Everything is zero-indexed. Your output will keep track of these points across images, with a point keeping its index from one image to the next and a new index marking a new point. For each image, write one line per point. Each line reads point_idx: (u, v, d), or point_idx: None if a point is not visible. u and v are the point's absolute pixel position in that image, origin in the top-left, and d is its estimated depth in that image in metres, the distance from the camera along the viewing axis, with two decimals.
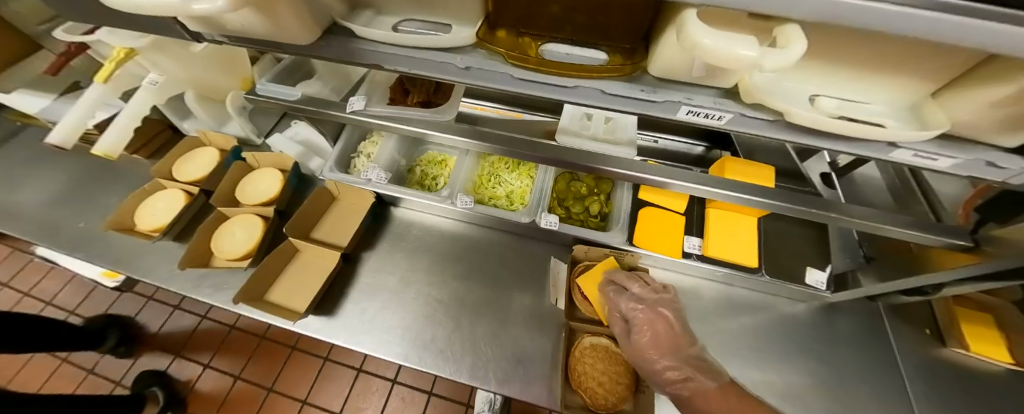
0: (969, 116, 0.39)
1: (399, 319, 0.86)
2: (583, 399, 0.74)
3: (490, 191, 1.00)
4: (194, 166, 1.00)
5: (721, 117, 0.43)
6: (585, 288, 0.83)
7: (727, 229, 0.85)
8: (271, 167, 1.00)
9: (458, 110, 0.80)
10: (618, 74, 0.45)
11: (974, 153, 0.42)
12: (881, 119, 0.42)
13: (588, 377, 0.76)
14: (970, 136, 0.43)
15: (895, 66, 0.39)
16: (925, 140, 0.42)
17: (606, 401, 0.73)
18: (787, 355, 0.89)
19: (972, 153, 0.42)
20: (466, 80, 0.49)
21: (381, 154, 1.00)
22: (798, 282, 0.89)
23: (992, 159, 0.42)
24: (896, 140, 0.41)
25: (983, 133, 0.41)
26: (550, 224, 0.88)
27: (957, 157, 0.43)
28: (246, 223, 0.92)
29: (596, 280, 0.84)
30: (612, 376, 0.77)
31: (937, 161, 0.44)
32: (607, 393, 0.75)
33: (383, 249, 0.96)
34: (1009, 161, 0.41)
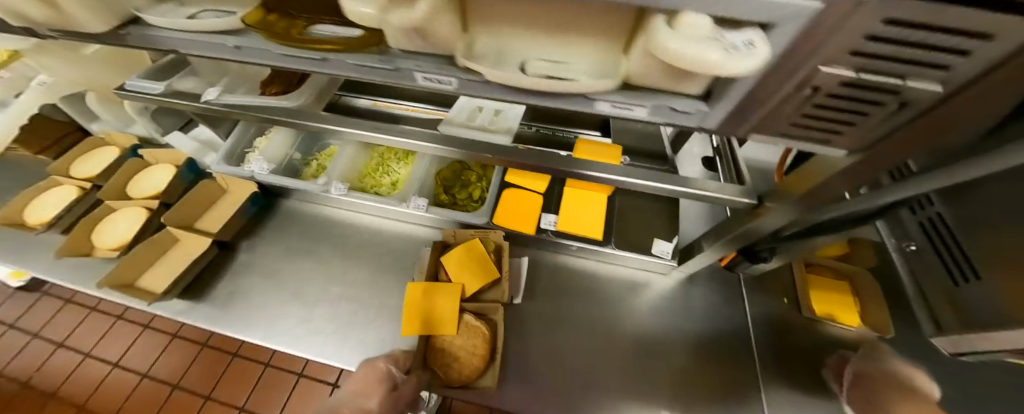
0: (640, 66, 0.42)
1: (260, 302, 0.88)
2: (439, 374, 0.79)
3: (376, 179, 1.04)
4: (94, 163, 1.05)
5: (451, 82, 0.49)
6: (448, 266, 0.88)
7: (579, 207, 0.90)
8: (167, 163, 1.05)
9: (304, 97, 0.84)
10: (363, 47, 0.50)
11: (657, 99, 0.44)
12: (576, 75, 0.45)
13: (446, 354, 0.80)
14: (666, 86, 0.44)
15: (572, 25, 0.43)
16: (616, 92, 0.45)
17: (460, 374, 0.79)
18: (642, 323, 0.91)
19: (654, 99, 0.44)
20: (243, 59, 0.55)
21: (271, 147, 1.05)
22: (640, 251, 0.86)
23: (676, 105, 0.44)
24: (583, 91, 0.45)
25: (668, 81, 0.44)
26: (418, 207, 0.92)
27: (645, 104, 0.45)
28: (134, 215, 0.96)
29: (458, 259, 0.89)
30: (470, 351, 0.81)
31: (635, 111, 0.46)
32: (463, 366, 0.80)
33: (260, 236, 0.98)
34: (688, 105, 0.44)
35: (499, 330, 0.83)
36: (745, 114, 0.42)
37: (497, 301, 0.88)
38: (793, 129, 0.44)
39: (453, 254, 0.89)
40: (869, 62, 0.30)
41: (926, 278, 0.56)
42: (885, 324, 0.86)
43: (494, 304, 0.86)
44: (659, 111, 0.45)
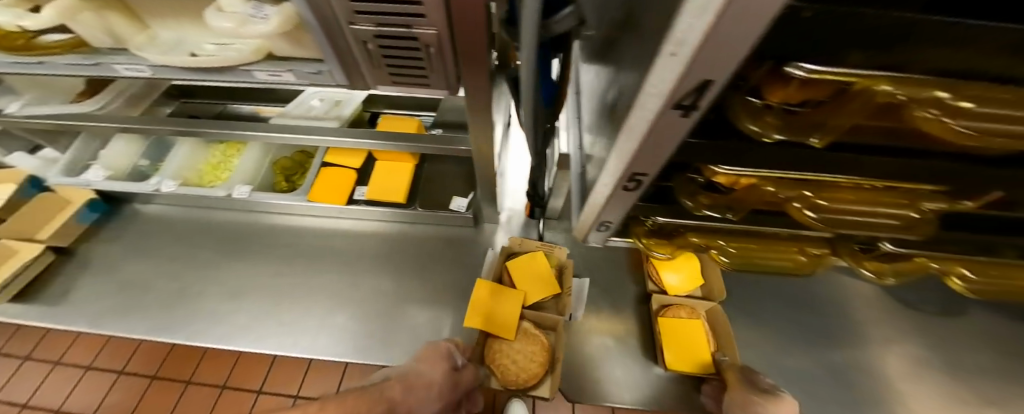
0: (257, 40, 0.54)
1: (99, 294, 0.98)
2: (494, 373, 0.85)
3: (217, 174, 1.10)
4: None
5: (143, 70, 0.59)
6: (514, 271, 0.92)
7: (386, 176, 1.00)
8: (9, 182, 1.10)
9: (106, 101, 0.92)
10: (68, 48, 0.60)
11: (287, 65, 0.56)
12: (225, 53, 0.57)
13: (503, 355, 0.86)
14: (292, 54, 0.56)
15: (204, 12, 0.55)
16: (260, 63, 0.56)
17: (515, 376, 0.83)
18: (450, 267, 1.02)
19: (284, 66, 0.56)
20: None
21: (110, 156, 1.11)
22: (438, 208, 0.99)
23: (305, 68, 0.55)
24: (229, 65, 0.56)
25: (291, 50, 0.55)
26: (241, 193, 1.01)
27: (279, 70, 0.56)
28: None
29: (526, 265, 0.93)
30: (527, 358, 0.85)
31: (280, 77, 0.57)
32: (520, 370, 0.84)
33: (102, 238, 1.06)
34: (308, 67, 0.55)
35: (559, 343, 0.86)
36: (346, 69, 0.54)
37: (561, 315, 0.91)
38: (398, 77, 0.55)
39: (525, 260, 0.93)
40: (371, 18, 0.45)
41: (583, 189, 0.65)
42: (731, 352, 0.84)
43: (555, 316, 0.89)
44: (297, 75, 0.56)
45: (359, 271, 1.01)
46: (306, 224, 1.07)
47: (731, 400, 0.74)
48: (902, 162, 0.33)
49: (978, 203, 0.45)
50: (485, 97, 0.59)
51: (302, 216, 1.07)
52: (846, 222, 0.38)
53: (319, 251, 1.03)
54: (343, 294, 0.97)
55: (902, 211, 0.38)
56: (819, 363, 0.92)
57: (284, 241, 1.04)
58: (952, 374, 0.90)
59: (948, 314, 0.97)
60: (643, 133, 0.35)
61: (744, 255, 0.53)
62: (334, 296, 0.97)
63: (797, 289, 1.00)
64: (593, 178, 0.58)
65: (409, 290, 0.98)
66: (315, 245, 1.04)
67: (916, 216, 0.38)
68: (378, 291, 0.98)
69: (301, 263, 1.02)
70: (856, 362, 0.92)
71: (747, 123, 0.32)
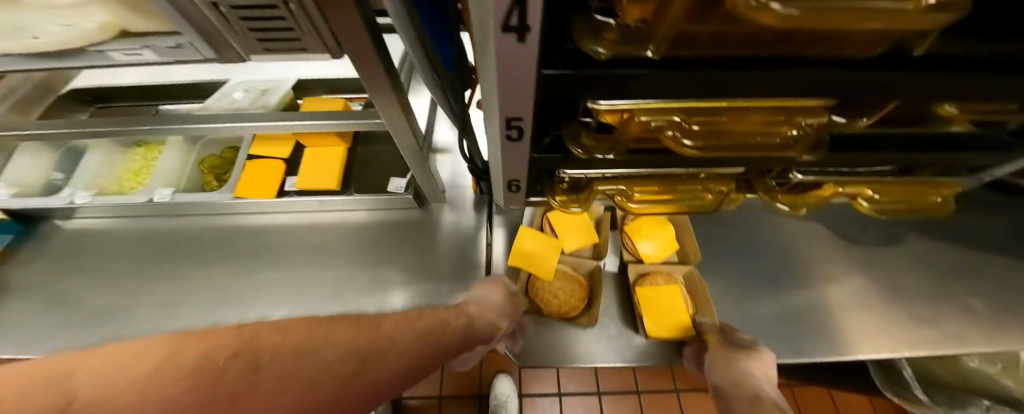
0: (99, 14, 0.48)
1: (22, 318, 0.92)
2: (538, 307, 0.92)
3: (140, 180, 1.03)
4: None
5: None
6: (557, 221, 0.95)
7: (318, 163, 0.94)
8: None
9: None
10: None
11: (143, 41, 0.50)
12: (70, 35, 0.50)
13: (546, 292, 0.92)
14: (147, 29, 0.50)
15: None
16: (112, 41, 0.50)
17: (557, 308, 0.91)
18: (398, 250, 0.99)
19: (140, 42, 0.50)
20: None
21: (16, 172, 1.03)
22: (376, 191, 0.95)
23: (164, 42, 0.50)
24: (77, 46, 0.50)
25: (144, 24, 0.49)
26: (163, 197, 0.95)
27: (137, 49, 0.51)
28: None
29: (568, 217, 0.96)
30: (567, 292, 0.92)
31: (142, 55, 0.52)
32: (561, 302, 0.92)
33: (19, 260, 0.99)
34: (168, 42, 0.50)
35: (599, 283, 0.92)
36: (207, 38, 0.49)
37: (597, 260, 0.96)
38: (269, 43, 0.51)
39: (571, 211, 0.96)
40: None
41: None
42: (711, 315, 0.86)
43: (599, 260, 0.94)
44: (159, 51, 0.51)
45: (303, 265, 0.97)
46: (241, 223, 1.02)
47: (711, 357, 0.77)
48: (756, 75, 0.31)
49: (871, 120, 0.44)
50: (374, 63, 0.55)
51: (236, 214, 1.02)
52: (727, 144, 0.38)
53: (258, 249, 0.99)
54: (287, 290, 0.94)
55: (780, 128, 0.39)
56: (766, 304, 0.94)
57: (220, 243, 1.00)
58: (890, 300, 0.94)
59: (886, 243, 1.01)
60: (495, 71, 0.31)
61: (652, 199, 0.52)
62: (278, 294, 0.93)
63: (744, 235, 1.01)
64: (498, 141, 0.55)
65: (356, 278, 0.95)
66: (254, 243, 0.99)
67: (793, 132, 0.38)
68: (324, 283, 0.95)
69: (240, 263, 0.98)
70: (801, 297, 0.94)
71: (590, 44, 0.29)
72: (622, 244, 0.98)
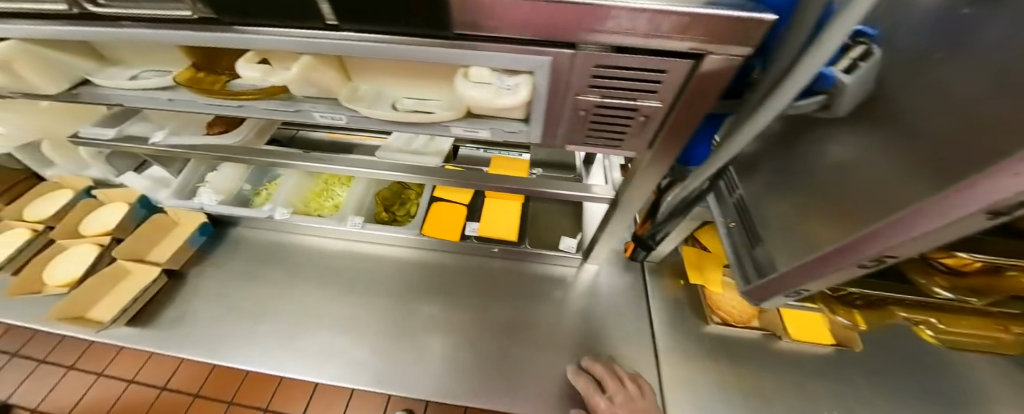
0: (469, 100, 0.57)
1: (211, 320, 0.98)
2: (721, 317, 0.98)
3: (321, 203, 1.14)
4: (42, 203, 1.12)
5: (339, 118, 0.62)
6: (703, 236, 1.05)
7: (498, 215, 1.03)
8: (120, 201, 1.13)
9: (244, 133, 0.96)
10: (270, 95, 0.63)
11: (490, 123, 0.59)
12: (430, 110, 0.60)
13: (722, 304, 1.00)
14: (495, 113, 0.59)
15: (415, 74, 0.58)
16: (461, 119, 0.60)
17: (737, 318, 0.98)
18: (561, 313, 1.02)
19: (487, 124, 0.59)
20: (174, 108, 0.67)
21: (219, 180, 1.15)
22: (551, 248, 0.99)
23: (506, 126, 0.59)
24: (436, 120, 0.59)
25: (496, 110, 0.58)
26: (356, 224, 1.05)
27: (480, 128, 0.59)
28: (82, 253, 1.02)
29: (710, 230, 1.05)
30: (739, 303, 1.01)
31: (478, 132, 0.60)
32: (739, 313, 0.99)
33: (211, 263, 1.08)
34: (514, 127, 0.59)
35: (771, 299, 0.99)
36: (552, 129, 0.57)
37: None
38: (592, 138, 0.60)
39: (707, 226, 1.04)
40: (603, 91, 0.50)
41: (744, 244, 0.70)
42: (854, 341, 0.95)
43: None
44: (494, 132, 0.59)
45: (437, 302, 1.03)
46: (392, 251, 1.13)
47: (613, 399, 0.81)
48: None
49: None
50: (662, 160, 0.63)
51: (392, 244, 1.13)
52: None
53: (402, 280, 1.08)
54: (456, 328, 0.99)
55: None
56: None
57: (388, 272, 1.08)
58: None
59: None
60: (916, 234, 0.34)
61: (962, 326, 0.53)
62: (446, 330, 0.98)
63: (915, 352, 0.97)
64: (767, 240, 0.63)
65: (519, 331, 0.99)
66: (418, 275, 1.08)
67: None
68: (488, 331, 0.99)
69: (385, 288, 1.05)
70: None
71: None
72: None
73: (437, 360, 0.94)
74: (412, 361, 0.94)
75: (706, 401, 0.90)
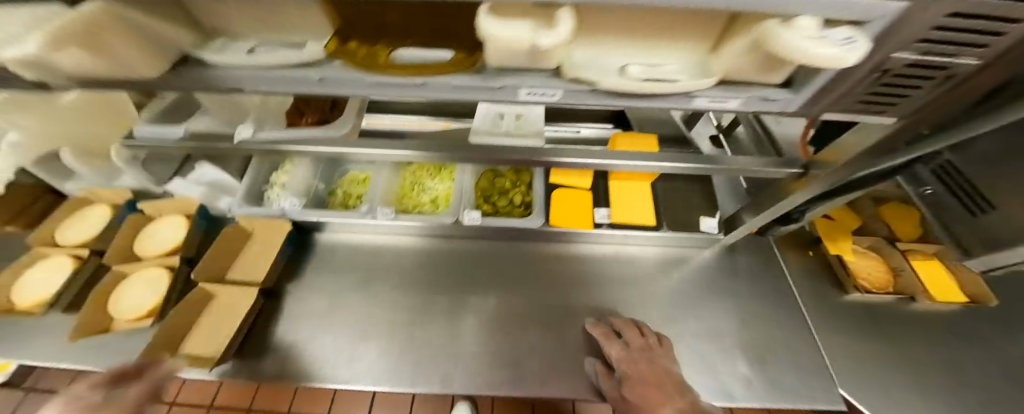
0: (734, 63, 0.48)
1: (333, 341, 0.88)
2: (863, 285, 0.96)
3: (414, 199, 1.02)
4: (76, 224, 0.94)
5: (552, 94, 0.50)
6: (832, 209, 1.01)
7: (629, 197, 0.94)
8: (174, 213, 0.96)
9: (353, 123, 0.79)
10: (459, 68, 0.49)
11: (750, 92, 0.51)
12: (676, 78, 0.50)
13: (860, 272, 0.98)
14: (753, 78, 0.51)
15: (666, 30, 0.47)
16: (714, 87, 0.51)
17: (878, 284, 0.97)
18: (699, 296, 0.99)
19: (748, 92, 0.51)
20: (326, 91, 0.51)
21: (295, 182, 1.00)
22: (692, 230, 0.92)
23: (765, 94, 0.51)
24: (688, 90, 0.50)
25: (757, 74, 0.49)
26: (473, 220, 0.93)
27: (739, 97, 0.51)
28: (148, 278, 0.87)
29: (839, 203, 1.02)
30: (872, 269, 1.00)
31: (728, 102, 0.52)
32: (877, 280, 0.98)
33: (308, 278, 0.96)
34: (778, 94, 0.51)
35: (905, 263, 0.99)
36: (823, 97, 0.50)
37: (877, 239, 1.04)
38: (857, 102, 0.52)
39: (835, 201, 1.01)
40: (925, 49, 0.38)
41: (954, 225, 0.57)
42: (988, 296, 0.96)
43: (881, 240, 1.03)
44: (752, 102, 0.52)
45: (493, 294, 0.98)
46: (446, 244, 1.05)
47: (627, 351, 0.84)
48: None
49: None
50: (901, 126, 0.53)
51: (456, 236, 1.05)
52: None
53: (456, 275, 1.01)
54: (597, 321, 0.94)
55: None
56: None
57: (501, 268, 1.02)
58: None
59: None
60: None
61: None
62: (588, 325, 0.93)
63: None
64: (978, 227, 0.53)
65: (663, 319, 0.95)
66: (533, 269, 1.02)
67: None
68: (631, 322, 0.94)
69: (437, 286, 0.98)
70: None
71: None
72: (878, 229, 1.06)
73: (510, 355, 0.90)
74: (453, 359, 0.89)
75: (864, 366, 0.90)
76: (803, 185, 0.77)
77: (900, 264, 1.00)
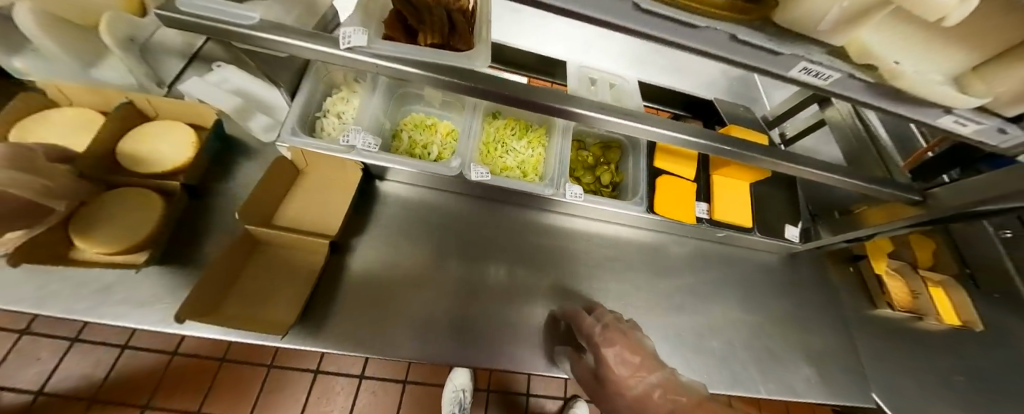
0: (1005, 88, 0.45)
1: (411, 308, 0.80)
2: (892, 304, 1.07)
3: (499, 160, 0.89)
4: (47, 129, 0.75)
5: (830, 76, 0.44)
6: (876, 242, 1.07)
7: (728, 195, 0.91)
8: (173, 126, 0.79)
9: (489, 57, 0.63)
10: (750, 17, 0.38)
11: (996, 119, 0.50)
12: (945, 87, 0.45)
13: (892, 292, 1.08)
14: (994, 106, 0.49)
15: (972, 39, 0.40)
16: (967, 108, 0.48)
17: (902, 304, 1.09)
18: (761, 298, 1.03)
19: (994, 120, 0.50)
20: (573, 7, 0.37)
21: (365, 116, 0.82)
22: (779, 237, 0.94)
23: (1002, 126, 0.50)
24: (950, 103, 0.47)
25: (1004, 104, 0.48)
26: (575, 196, 0.84)
27: (982, 123, 0.50)
28: (133, 202, 0.70)
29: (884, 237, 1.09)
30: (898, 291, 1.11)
31: (965, 126, 0.52)
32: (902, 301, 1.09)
33: (378, 233, 0.86)
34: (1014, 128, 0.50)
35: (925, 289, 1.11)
36: None
37: (900, 265, 1.16)
38: None
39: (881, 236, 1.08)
40: None
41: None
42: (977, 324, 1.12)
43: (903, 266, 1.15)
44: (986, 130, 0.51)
45: (504, 263, 0.91)
46: (506, 214, 0.98)
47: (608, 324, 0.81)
48: None
49: None
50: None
51: (514, 204, 0.98)
52: None
53: (496, 242, 0.94)
54: (672, 313, 0.95)
55: None
56: None
57: (576, 247, 0.98)
58: None
59: None
60: None
61: None
62: (662, 315, 0.95)
63: None
64: None
65: (732, 316, 0.98)
66: (607, 253, 0.99)
67: None
68: (705, 318, 0.96)
69: (481, 253, 0.91)
70: None
71: None
72: (902, 255, 1.18)
73: None
74: (531, 336, 0.84)
75: (892, 371, 1.01)
76: (906, 212, 0.84)
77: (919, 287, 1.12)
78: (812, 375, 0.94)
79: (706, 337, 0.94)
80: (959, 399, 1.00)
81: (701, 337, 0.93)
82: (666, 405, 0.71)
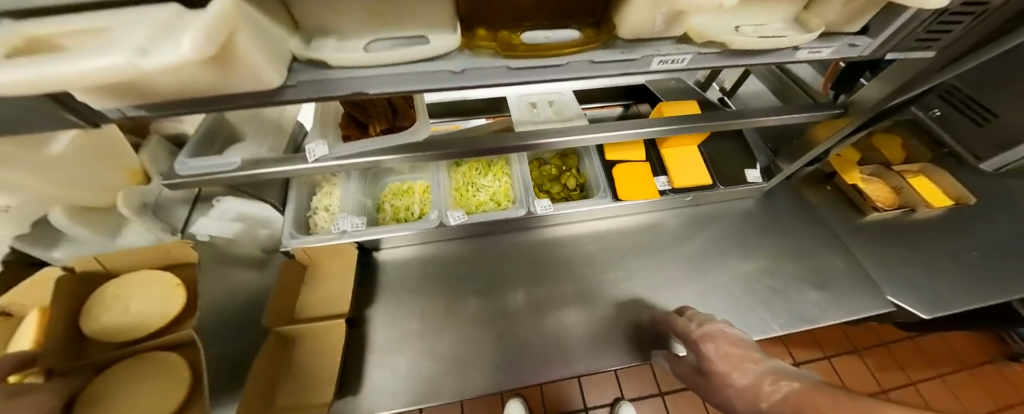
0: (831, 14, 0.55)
1: (436, 355, 0.87)
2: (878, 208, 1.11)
3: (472, 199, 1.00)
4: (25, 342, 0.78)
5: (683, 59, 0.54)
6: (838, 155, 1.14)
7: (680, 162, 1.00)
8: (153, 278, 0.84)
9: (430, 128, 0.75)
10: (596, 44, 0.49)
11: (841, 40, 0.58)
12: (781, 33, 0.54)
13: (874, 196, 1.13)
14: (836, 29, 0.59)
15: None
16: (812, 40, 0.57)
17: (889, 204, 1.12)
18: (752, 242, 1.08)
19: (840, 41, 0.58)
20: (463, 83, 0.47)
21: (347, 202, 0.94)
22: (741, 183, 1.01)
23: (851, 41, 0.59)
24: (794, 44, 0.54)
25: (840, 25, 0.58)
26: (546, 209, 0.93)
27: (832, 46, 0.59)
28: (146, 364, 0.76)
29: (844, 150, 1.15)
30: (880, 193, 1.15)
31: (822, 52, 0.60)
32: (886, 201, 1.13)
33: (387, 299, 0.94)
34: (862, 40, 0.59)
35: (903, 182, 1.15)
36: (896, 36, 0.58)
37: (874, 168, 1.20)
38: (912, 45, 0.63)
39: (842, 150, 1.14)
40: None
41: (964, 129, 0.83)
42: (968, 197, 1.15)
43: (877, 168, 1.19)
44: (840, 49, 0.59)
45: (519, 288, 0.99)
46: (496, 243, 1.06)
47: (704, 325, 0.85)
48: None
49: None
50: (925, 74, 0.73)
51: (500, 233, 1.06)
52: None
53: (495, 271, 1.02)
54: (672, 283, 1.01)
55: None
56: None
57: (567, 251, 1.05)
58: None
59: None
60: None
61: None
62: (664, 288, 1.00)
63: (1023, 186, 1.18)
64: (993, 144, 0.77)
65: (730, 268, 1.03)
66: (597, 248, 1.06)
67: None
68: (704, 277, 1.01)
69: (485, 286, 0.98)
70: None
71: None
72: (872, 158, 1.23)
73: (603, 331, 0.93)
74: (551, 346, 0.90)
75: (902, 270, 1.03)
76: (841, 124, 0.91)
77: (898, 183, 1.16)
78: (824, 298, 0.97)
79: (712, 295, 0.98)
80: (974, 274, 1.02)
81: (707, 297, 0.98)
82: (780, 392, 0.66)
